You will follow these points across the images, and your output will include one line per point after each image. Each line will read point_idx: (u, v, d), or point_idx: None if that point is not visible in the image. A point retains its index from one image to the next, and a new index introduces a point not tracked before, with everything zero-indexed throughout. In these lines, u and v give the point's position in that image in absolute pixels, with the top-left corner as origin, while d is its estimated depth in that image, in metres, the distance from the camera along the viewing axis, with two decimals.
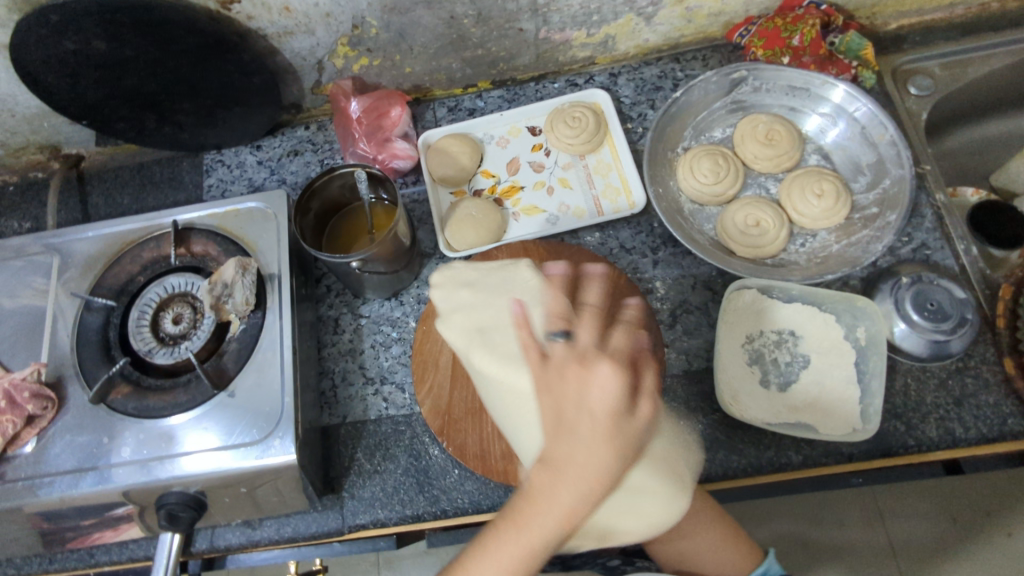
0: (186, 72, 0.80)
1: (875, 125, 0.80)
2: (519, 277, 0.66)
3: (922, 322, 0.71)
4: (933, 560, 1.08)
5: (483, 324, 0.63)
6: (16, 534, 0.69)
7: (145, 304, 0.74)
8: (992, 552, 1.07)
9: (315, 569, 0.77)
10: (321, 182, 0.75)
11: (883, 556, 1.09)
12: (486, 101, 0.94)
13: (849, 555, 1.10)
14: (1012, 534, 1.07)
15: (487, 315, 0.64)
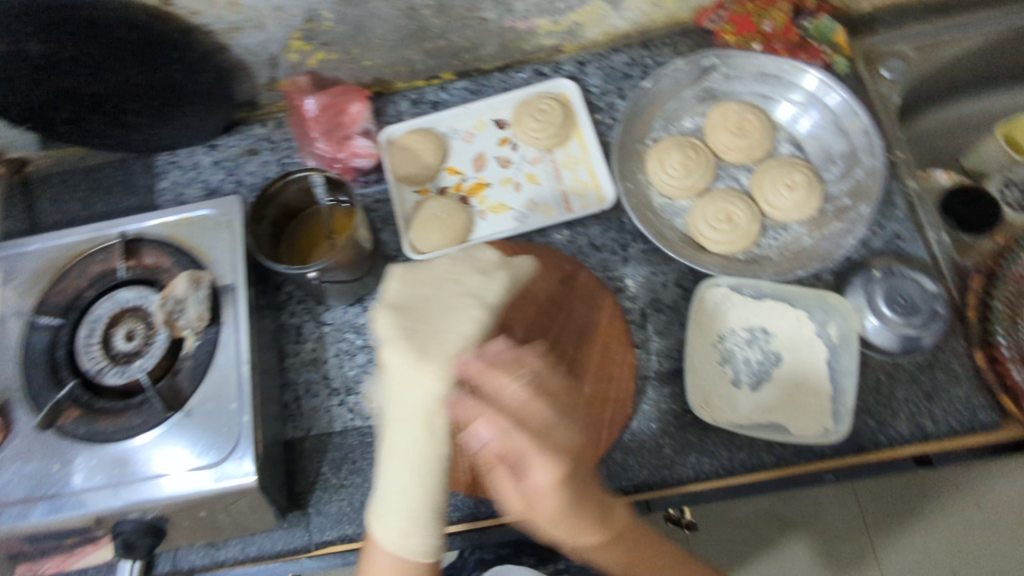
0: (128, 73, 0.75)
1: (848, 114, 0.78)
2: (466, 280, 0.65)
3: (893, 318, 0.70)
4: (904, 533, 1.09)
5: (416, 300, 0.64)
6: None
7: (95, 320, 0.71)
8: (964, 524, 1.07)
9: None
10: (276, 190, 0.73)
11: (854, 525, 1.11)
12: (450, 93, 0.90)
13: (823, 523, 1.12)
14: (983, 505, 1.07)
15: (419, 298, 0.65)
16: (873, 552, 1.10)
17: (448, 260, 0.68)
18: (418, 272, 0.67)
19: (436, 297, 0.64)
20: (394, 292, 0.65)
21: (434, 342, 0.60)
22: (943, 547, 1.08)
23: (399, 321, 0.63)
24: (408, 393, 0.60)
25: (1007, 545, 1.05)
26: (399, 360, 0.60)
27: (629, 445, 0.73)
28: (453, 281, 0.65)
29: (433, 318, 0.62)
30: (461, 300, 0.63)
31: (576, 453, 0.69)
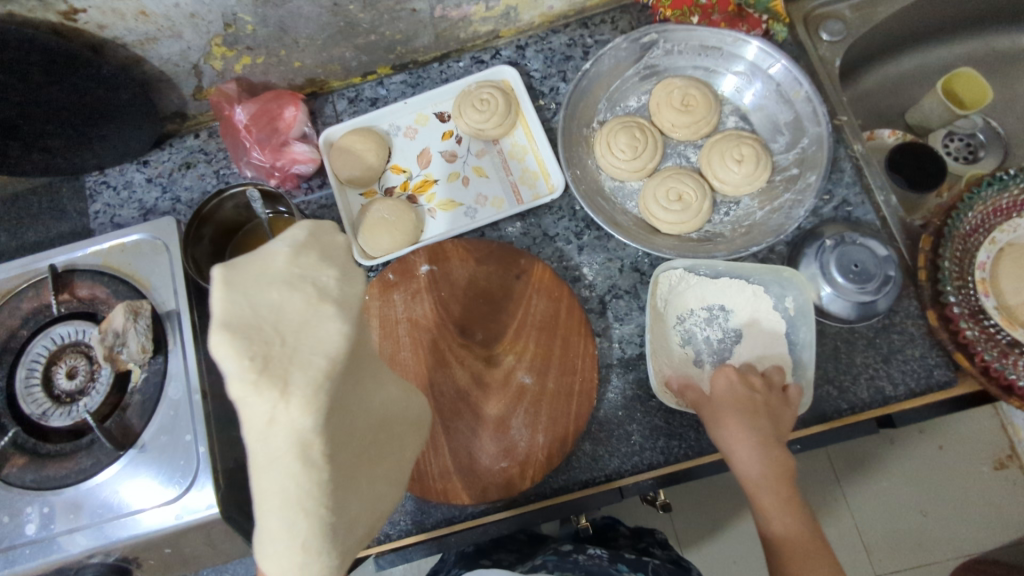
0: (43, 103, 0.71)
1: (790, 82, 0.77)
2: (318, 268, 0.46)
3: (847, 285, 0.70)
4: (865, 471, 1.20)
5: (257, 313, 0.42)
6: None
7: (33, 361, 0.67)
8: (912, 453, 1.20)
9: None
10: (210, 209, 0.71)
11: (826, 475, 1.20)
12: (389, 88, 0.87)
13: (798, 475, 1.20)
14: (926, 431, 1.20)
15: (276, 311, 0.42)
16: (844, 497, 1.19)
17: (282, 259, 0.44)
18: (242, 269, 0.43)
19: (285, 304, 0.42)
20: (224, 307, 0.41)
21: (296, 371, 0.42)
22: (903, 484, 1.19)
23: (242, 351, 0.40)
24: (266, 437, 0.42)
25: (962, 481, 1.18)
26: (253, 406, 0.41)
27: (597, 435, 0.73)
28: (294, 285, 0.43)
29: (287, 334, 0.42)
30: (315, 309, 0.43)
31: (543, 448, 0.69)
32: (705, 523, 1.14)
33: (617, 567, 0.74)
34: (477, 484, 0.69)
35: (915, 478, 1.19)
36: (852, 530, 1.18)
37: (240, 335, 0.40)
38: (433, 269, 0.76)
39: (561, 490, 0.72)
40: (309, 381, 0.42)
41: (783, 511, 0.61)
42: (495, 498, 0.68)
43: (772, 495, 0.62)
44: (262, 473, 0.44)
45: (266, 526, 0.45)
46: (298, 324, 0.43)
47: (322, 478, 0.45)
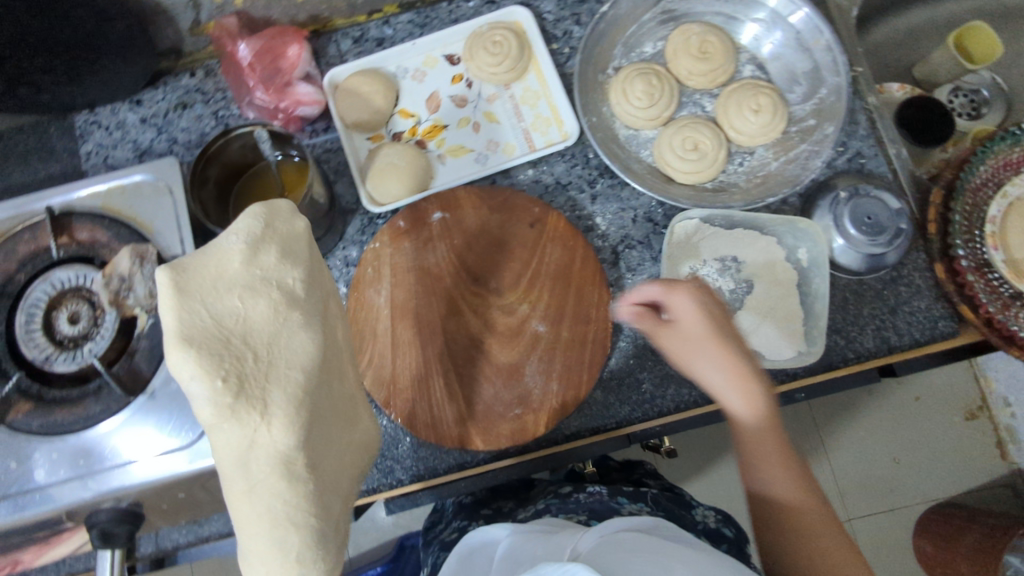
0: (43, 60, 0.68)
1: (811, 30, 0.75)
2: (266, 265, 0.45)
3: (859, 238, 0.70)
4: (847, 425, 1.24)
5: (215, 322, 0.42)
6: None
7: (32, 306, 0.65)
8: (893, 407, 1.23)
9: None
10: (217, 147, 0.67)
11: (808, 427, 1.23)
12: (395, 28, 0.83)
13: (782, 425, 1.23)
14: (902, 384, 1.24)
15: (236, 318, 0.43)
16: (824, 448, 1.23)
17: (240, 259, 0.44)
18: (192, 274, 0.43)
19: (250, 313, 0.43)
20: (181, 319, 0.41)
21: (273, 388, 0.43)
22: (882, 437, 1.23)
23: (212, 369, 0.41)
24: (247, 462, 0.42)
25: (938, 432, 1.22)
26: (231, 430, 0.42)
27: (608, 382, 0.73)
28: (256, 290, 0.43)
29: (256, 345, 0.43)
30: (283, 318, 0.44)
31: (558, 396, 0.69)
32: (693, 470, 1.18)
33: (618, 499, 0.73)
34: (491, 429, 0.69)
35: (893, 430, 1.22)
36: (832, 479, 1.22)
37: (208, 350, 0.41)
38: (445, 216, 0.75)
39: (573, 436, 0.73)
40: (287, 398, 0.43)
41: (778, 467, 0.58)
42: (509, 444, 0.69)
43: (768, 447, 0.58)
44: (246, 502, 0.43)
45: (252, 547, 0.43)
46: (266, 335, 0.43)
47: (310, 493, 0.44)
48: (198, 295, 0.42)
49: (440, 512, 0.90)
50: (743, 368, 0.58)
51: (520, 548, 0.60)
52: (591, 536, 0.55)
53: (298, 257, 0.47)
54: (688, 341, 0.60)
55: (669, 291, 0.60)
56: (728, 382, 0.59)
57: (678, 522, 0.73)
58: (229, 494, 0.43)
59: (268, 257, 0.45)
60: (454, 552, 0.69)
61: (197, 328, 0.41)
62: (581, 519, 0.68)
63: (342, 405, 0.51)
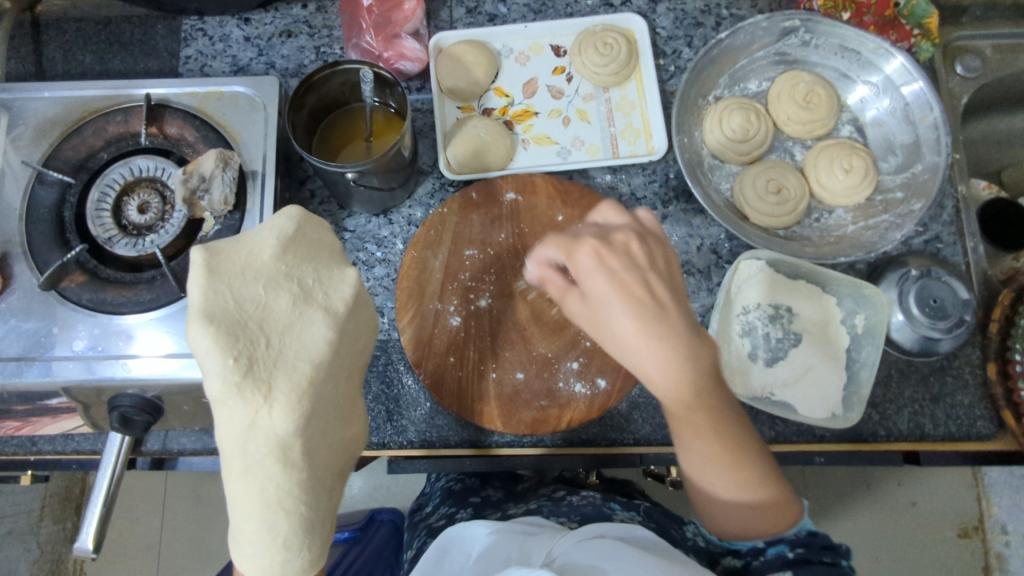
0: None
1: (920, 105, 0.75)
2: (294, 260, 0.50)
3: (920, 318, 0.69)
4: (840, 513, 1.20)
5: (237, 306, 0.47)
6: None
7: (107, 186, 0.67)
8: (892, 505, 1.20)
9: None
10: (321, 76, 0.67)
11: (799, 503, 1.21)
12: (510, 7, 0.84)
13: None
14: (903, 484, 1.21)
15: (258, 305, 0.47)
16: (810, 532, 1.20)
17: (269, 252, 0.49)
18: (224, 258, 0.48)
19: (270, 303, 0.48)
20: (207, 297, 0.46)
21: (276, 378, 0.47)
22: (869, 532, 1.19)
23: (226, 348, 0.45)
24: (246, 442, 0.46)
25: (928, 542, 1.18)
26: (235, 406, 0.46)
27: (636, 399, 0.73)
28: (277, 284, 0.48)
29: (270, 333, 0.47)
30: (300, 312, 0.49)
31: (586, 399, 0.69)
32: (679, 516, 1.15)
33: (611, 505, 0.70)
34: (514, 415, 0.69)
35: (885, 528, 1.19)
36: None
37: (226, 331, 0.45)
38: (517, 199, 0.75)
39: (588, 442, 0.72)
40: (291, 386, 0.47)
41: (720, 466, 0.54)
42: (527, 432, 0.69)
43: (706, 436, 0.53)
44: (241, 480, 0.47)
45: (244, 524, 0.48)
46: (282, 326, 0.48)
47: (301, 480, 0.48)
48: (224, 279, 0.47)
49: (428, 497, 0.88)
50: (661, 339, 0.49)
51: (498, 547, 0.58)
52: (568, 541, 0.55)
53: (325, 261, 0.52)
54: (590, 306, 0.51)
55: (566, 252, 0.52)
56: (638, 353, 0.50)
57: (670, 537, 0.66)
58: (226, 472, 0.48)
59: (298, 253, 0.50)
60: (431, 545, 0.66)
61: (216, 311, 0.46)
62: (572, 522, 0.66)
63: (349, 399, 0.54)
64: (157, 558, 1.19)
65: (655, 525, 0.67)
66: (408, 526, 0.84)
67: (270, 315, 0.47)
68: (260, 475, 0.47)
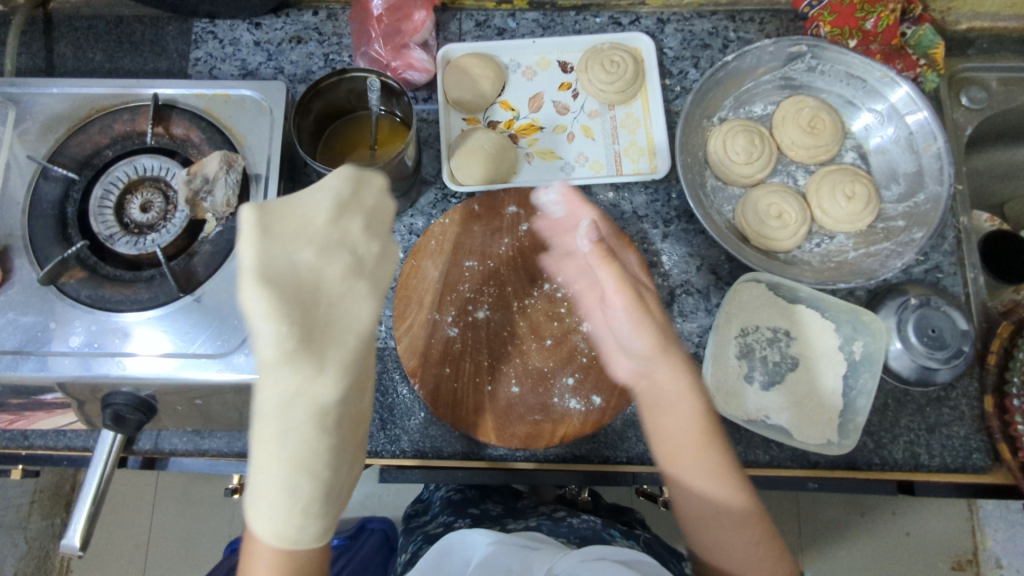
0: None
1: (924, 134, 0.75)
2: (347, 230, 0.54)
3: (918, 347, 0.69)
4: (831, 541, 1.19)
5: (292, 266, 0.50)
6: None
7: (111, 183, 0.67)
8: (885, 535, 1.19)
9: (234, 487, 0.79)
10: (329, 84, 0.68)
11: (791, 529, 1.19)
12: (519, 22, 0.84)
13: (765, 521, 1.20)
14: (897, 513, 1.19)
15: (313, 269, 0.51)
16: (801, 559, 1.18)
17: (325, 218, 0.53)
18: (278, 217, 0.52)
19: (323, 269, 0.52)
20: (266, 253, 0.49)
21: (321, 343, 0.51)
22: (859, 562, 1.18)
23: (282, 310, 0.48)
24: (288, 404, 0.49)
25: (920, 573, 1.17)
26: (284, 371, 0.49)
27: (631, 417, 0.73)
28: (333, 251, 0.52)
29: (322, 297, 0.51)
30: (351, 284, 0.53)
31: (580, 415, 0.69)
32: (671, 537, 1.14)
33: (611, 531, 0.70)
34: (507, 428, 0.68)
35: (878, 558, 1.18)
36: None
37: (281, 290, 0.49)
38: (518, 212, 0.75)
39: (581, 459, 0.72)
40: (339, 354, 0.51)
41: (716, 476, 0.59)
42: (520, 446, 0.68)
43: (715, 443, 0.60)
44: (272, 443, 0.49)
45: (267, 488, 0.50)
46: (334, 293, 0.52)
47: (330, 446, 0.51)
48: (284, 239, 0.51)
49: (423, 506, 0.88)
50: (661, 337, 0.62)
51: (498, 558, 0.57)
52: (570, 561, 0.55)
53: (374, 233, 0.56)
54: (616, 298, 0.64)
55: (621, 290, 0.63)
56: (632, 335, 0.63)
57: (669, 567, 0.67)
58: (258, 435, 0.50)
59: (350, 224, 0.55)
60: (430, 548, 0.64)
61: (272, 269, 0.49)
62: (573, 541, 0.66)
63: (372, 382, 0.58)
64: (144, 558, 1.18)
65: (654, 555, 0.67)
66: (400, 533, 0.83)
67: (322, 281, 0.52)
68: (292, 439, 0.49)
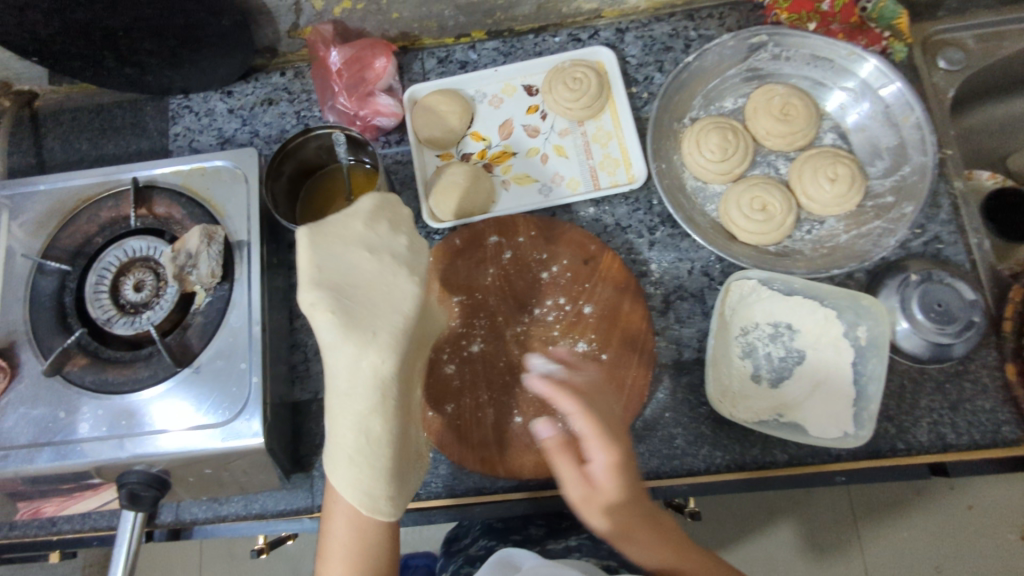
0: (144, 29, 0.72)
1: (901, 106, 0.73)
2: (380, 236, 0.58)
3: (926, 323, 0.67)
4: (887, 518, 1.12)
5: (334, 267, 0.55)
6: None
7: (104, 269, 0.69)
8: (947, 510, 1.11)
9: (260, 549, 0.79)
10: (295, 145, 0.71)
11: (843, 513, 1.13)
12: (480, 53, 0.85)
13: (812, 509, 1.14)
14: (955, 487, 1.12)
15: (352, 271, 0.56)
16: (857, 537, 1.12)
17: (360, 223, 0.58)
18: (327, 235, 0.56)
19: (356, 263, 0.56)
20: (313, 262, 0.55)
21: (384, 454, 0.56)
22: (921, 538, 1.11)
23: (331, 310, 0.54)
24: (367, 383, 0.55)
25: (991, 543, 1.09)
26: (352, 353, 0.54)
27: (639, 432, 0.72)
28: (370, 255, 0.57)
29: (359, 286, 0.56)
30: (385, 271, 0.57)
31: None
32: (716, 534, 1.14)
33: None
34: (515, 459, 0.68)
35: (942, 536, 1.10)
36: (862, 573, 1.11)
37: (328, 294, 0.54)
38: (500, 241, 0.75)
39: None
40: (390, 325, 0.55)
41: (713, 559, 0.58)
42: (532, 475, 0.68)
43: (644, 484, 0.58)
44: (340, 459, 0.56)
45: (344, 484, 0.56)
46: (370, 280, 0.56)
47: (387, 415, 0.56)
48: (342, 279, 0.55)
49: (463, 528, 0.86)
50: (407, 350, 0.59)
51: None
52: None
53: (401, 229, 0.60)
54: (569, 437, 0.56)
55: (586, 424, 0.55)
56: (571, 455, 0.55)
57: None
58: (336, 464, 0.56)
59: (376, 228, 0.58)
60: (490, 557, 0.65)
61: (327, 271, 0.55)
62: (610, 566, 0.65)
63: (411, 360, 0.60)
64: None
65: None
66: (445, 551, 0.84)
67: (369, 275, 0.56)
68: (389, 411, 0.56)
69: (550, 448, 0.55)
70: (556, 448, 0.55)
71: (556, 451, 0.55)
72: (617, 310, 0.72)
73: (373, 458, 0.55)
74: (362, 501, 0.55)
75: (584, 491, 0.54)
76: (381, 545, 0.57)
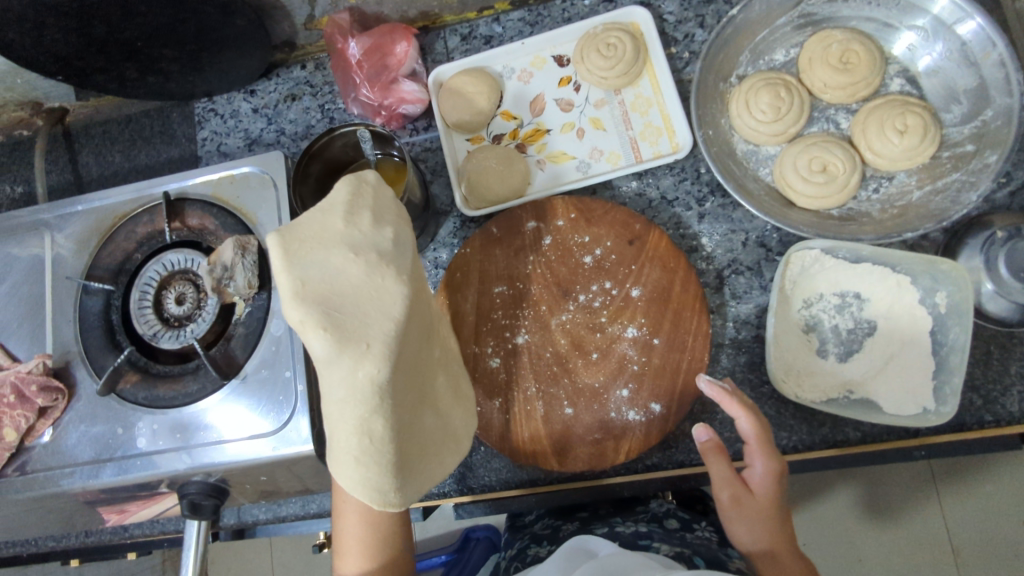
0: (161, 38, 0.70)
1: (981, 42, 0.65)
2: (365, 227, 0.48)
3: (1011, 282, 0.61)
4: (972, 476, 1.05)
5: (316, 273, 0.46)
6: (62, 508, 0.71)
7: (145, 285, 0.69)
8: None
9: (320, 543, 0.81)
10: (320, 145, 0.70)
11: (921, 473, 1.06)
12: (505, 25, 0.80)
13: (887, 470, 1.07)
14: None
15: (337, 278, 0.46)
16: (937, 494, 1.05)
17: (341, 219, 0.48)
18: (298, 236, 0.46)
19: (342, 267, 0.46)
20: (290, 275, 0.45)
21: (390, 451, 0.49)
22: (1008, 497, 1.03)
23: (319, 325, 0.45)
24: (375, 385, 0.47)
25: None
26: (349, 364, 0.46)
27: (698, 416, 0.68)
28: (354, 253, 0.47)
29: (346, 295, 0.46)
30: (374, 275, 0.47)
31: (643, 426, 0.65)
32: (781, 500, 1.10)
33: (727, 551, 0.65)
34: (569, 454, 0.66)
35: None
36: (941, 529, 1.05)
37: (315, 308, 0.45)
38: (539, 226, 0.71)
39: (653, 467, 0.70)
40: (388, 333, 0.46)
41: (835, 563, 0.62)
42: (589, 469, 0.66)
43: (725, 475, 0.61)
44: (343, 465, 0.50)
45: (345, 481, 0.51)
46: (358, 284, 0.46)
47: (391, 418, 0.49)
48: (329, 287, 0.46)
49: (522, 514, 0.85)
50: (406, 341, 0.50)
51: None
52: None
53: (384, 219, 0.50)
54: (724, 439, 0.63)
55: (756, 434, 0.60)
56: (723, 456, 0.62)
57: None
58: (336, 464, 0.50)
59: (360, 219, 0.48)
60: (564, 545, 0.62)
61: (309, 280, 0.46)
62: (684, 554, 0.62)
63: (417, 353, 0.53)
64: None
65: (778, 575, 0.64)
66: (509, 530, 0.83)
67: (355, 279, 0.46)
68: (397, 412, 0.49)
69: (708, 445, 0.62)
70: (717, 446, 0.62)
71: (714, 449, 0.62)
72: (667, 291, 0.68)
73: (380, 455, 0.49)
74: (376, 499, 0.51)
75: (729, 491, 0.60)
76: (392, 527, 0.58)
